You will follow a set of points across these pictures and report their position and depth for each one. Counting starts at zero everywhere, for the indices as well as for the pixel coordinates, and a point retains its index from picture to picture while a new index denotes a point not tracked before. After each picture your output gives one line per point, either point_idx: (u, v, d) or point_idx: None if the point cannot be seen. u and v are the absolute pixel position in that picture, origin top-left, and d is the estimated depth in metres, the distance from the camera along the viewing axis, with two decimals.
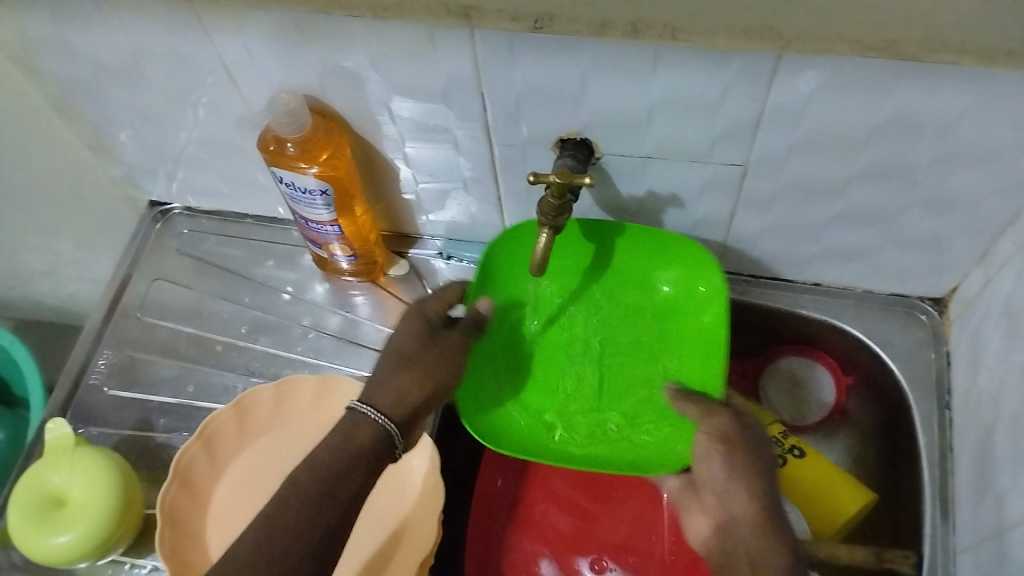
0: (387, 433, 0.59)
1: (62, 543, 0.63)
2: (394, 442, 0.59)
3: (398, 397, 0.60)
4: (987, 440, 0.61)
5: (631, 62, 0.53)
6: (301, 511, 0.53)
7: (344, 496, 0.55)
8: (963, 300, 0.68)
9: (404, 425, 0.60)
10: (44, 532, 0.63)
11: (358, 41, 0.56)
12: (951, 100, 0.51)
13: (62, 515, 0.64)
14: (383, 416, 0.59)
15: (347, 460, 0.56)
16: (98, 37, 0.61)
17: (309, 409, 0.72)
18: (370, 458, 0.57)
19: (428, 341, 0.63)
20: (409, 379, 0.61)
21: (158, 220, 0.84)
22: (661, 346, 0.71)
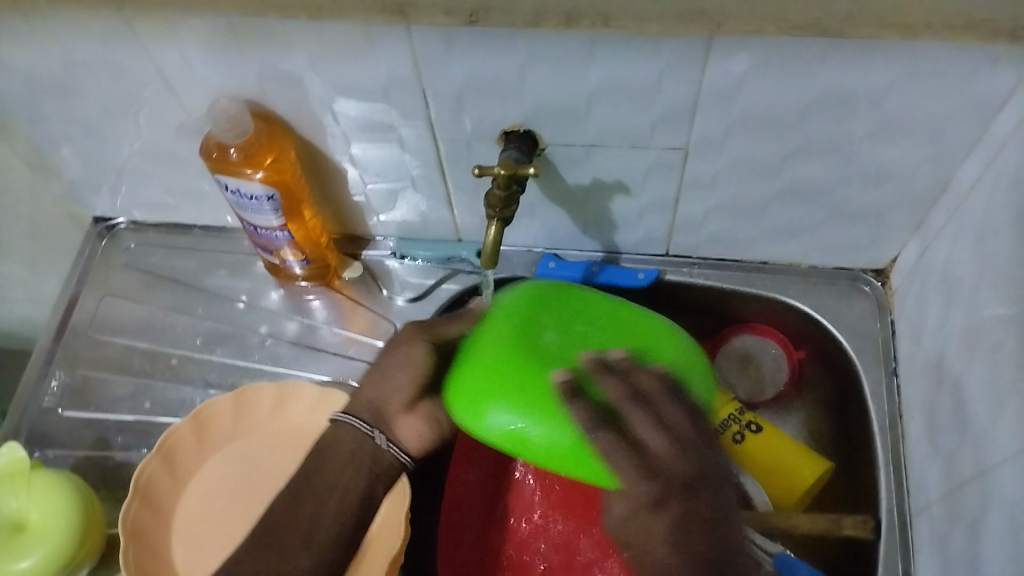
0: (354, 430, 0.59)
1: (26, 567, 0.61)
2: (369, 435, 0.59)
3: (359, 395, 0.61)
4: (933, 401, 0.63)
5: (567, 50, 0.53)
6: (282, 517, 0.57)
7: (326, 490, 0.58)
8: (904, 269, 0.70)
9: (369, 416, 0.60)
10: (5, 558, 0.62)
11: (296, 43, 0.56)
12: (877, 74, 0.53)
13: (24, 540, 0.63)
14: (341, 415, 0.60)
15: (314, 467, 0.59)
16: (31, 53, 0.60)
17: (268, 416, 0.71)
18: (343, 460, 0.59)
19: (390, 344, 0.64)
20: (369, 378, 0.62)
21: (104, 236, 0.82)
22: (513, 374, 0.55)
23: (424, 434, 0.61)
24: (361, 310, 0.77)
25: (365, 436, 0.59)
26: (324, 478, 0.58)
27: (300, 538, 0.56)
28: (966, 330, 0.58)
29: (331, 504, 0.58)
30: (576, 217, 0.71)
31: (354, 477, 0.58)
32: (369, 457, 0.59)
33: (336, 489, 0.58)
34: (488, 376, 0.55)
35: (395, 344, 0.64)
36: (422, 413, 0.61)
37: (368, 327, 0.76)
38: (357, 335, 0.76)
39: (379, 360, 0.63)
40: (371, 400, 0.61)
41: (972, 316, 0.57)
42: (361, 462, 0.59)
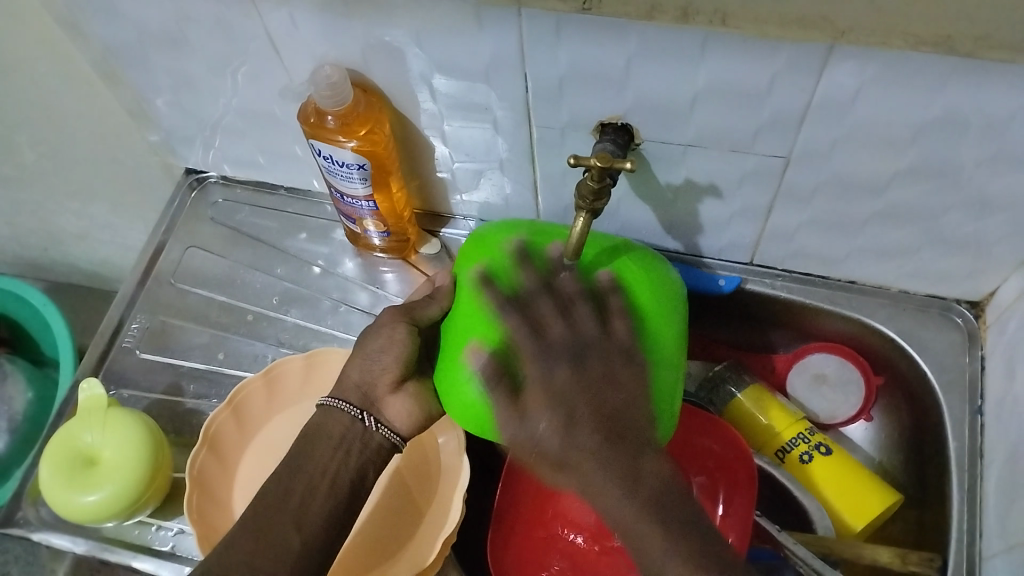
0: (344, 413, 0.61)
1: (118, 488, 0.64)
2: (358, 418, 0.61)
3: (342, 379, 0.62)
4: (1019, 446, 0.60)
5: (679, 46, 0.52)
6: (273, 497, 0.58)
7: (318, 473, 0.59)
8: (1001, 305, 0.67)
9: (358, 400, 0.61)
10: (93, 489, 0.64)
11: (404, 16, 0.55)
12: (1005, 100, 0.50)
13: (106, 469, 0.65)
14: (331, 400, 0.61)
15: (303, 447, 0.60)
16: (146, 3, 0.62)
17: (312, 380, 0.72)
18: (334, 443, 0.60)
19: (372, 326, 0.63)
20: (353, 363, 0.62)
21: (194, 189, 0.84)
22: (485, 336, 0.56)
23: (412, 411, 0.61)
24: None
25: (353, 419, 0.61)
26: (313, 462, 0.60)
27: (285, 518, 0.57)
28: None
29: (322, 488, 0.59)
30: (662, 216, 0.70)
31: (345, 460, 0.60)
32: (362, 440, 0.61)
33: (324, 473, 0.59)
34: (459, 347, 0.57)
35: (377, 326, 0.62)
36: (413, 392, 0.61)
37: None
38: None
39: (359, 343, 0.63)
40: (358, 382, 0.61)
41: None
42: (352, 446, 0.61)
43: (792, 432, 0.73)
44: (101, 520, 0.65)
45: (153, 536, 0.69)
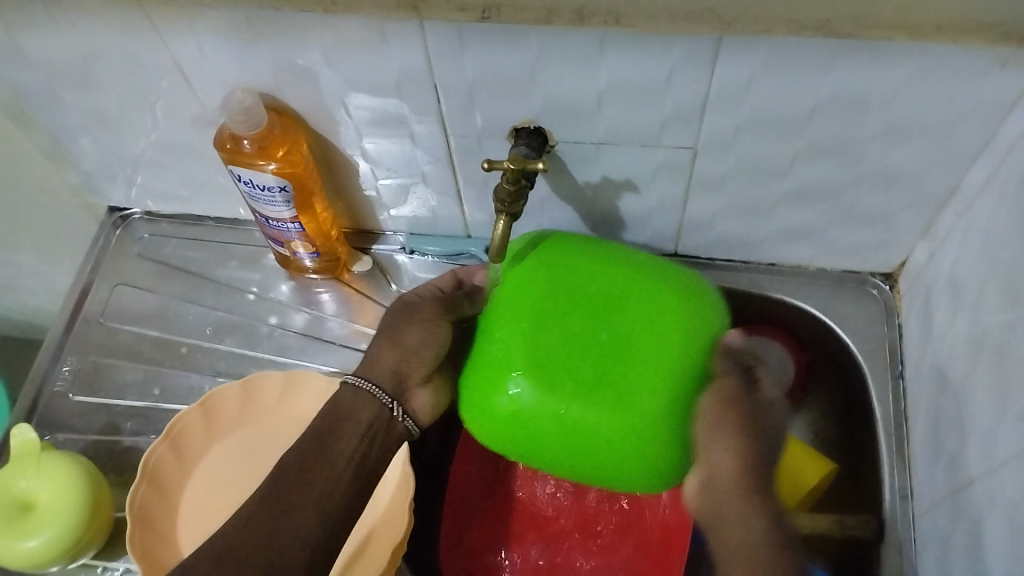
0: (370, 396, 0.60)
1: (69, 487, 0.65)
2: (386, 406, 0.60)
3: (376, 365, 0.61)
4: (938, 405, 0.63)
5: (578, 48, 0.54)
6: (294, 475, 0.58)
7: (340, 457, 0.59)
8: (910, 274, 0.70)
9: (388, 386, 0.60)
10: (54, 502, 0.64)
11: (312, 37, 0.56)
12: (886, 76, 0.53)
13: (48, 488, 0.64)
14: (361, 381, 0.60)
15: (330, 426, 0.59)
16: (51, 43, 0.61)
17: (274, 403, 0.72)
18: (356, 420, 0.60)
19: (400, 309, 0.63)
20: (386, 347, 0.61)
21: (118, 226, 0.84)
22: (511, 352, 0.56)
23: (433, 403, 0.63)
24: (369, 304, 0.78)
25: (384, 407, 0.60)
26: (339, 445, 0.59)
27: (303, 499, 0.57)
28: (971, 334, 0.58)
29: (342, 472, 0.59)
30: (584, 215, 0.72)
31: (364, 441, 0.60)
32: (383, 426, 0.60)
33: (347, 457, 0.59)
34: (497, 359, 0.56)
35: (410, 311, 0.63)
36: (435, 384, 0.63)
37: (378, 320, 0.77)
38: (366, 329, 0.77)
39: (383, 327, 0.62)
40: (395, 369, 0.61)
41: (978, 321, 0.57)
42: (378, 433, 0.60)
43: None
44: (81, 522, 0.64)
45: None
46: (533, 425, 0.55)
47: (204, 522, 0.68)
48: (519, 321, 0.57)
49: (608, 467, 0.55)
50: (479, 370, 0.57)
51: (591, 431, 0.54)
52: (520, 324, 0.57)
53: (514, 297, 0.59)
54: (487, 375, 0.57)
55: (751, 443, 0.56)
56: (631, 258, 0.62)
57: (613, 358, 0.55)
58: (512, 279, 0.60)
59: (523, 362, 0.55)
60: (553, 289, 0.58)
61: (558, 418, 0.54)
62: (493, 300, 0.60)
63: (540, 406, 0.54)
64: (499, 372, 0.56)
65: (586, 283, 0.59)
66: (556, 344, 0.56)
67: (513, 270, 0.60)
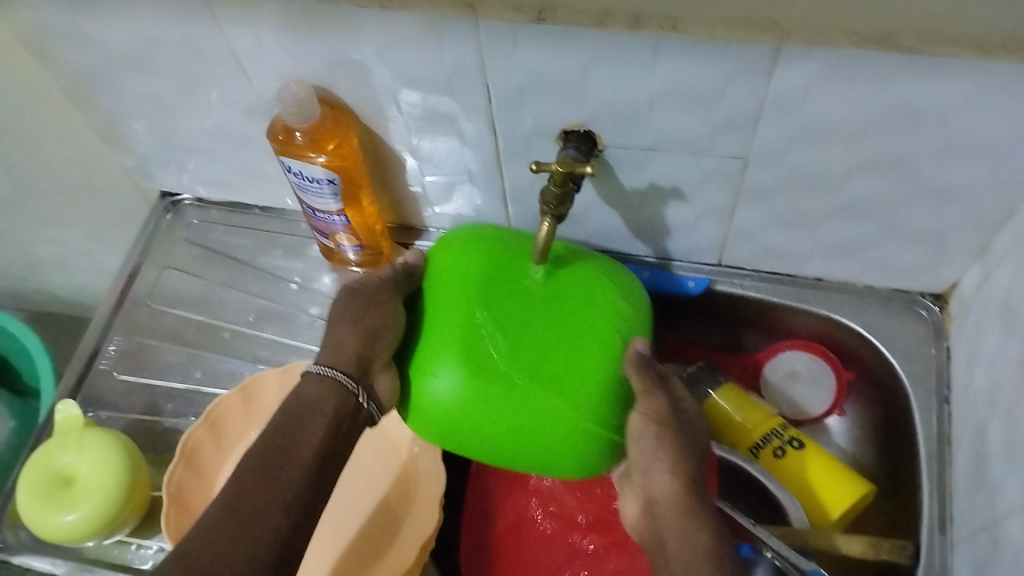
0: (336, 386, 0.56)
1: (105, 456, 0.66)
2: (353, 394, 0.56)
3: (342, 347, 0.57)
4: (984, 431, 0.61)
5: (633, 52, 0.53)
6: (256, 470, 0.52)
7: (307, 450, 0.54)
8: (962, 296, 0.69)
9: (353, 372, 0.56)
10: (95, 470, 0.66)
11: (366, 31, 0.57)
12: (948, 92, 0.52)
13: (88, 457, 0.66)
14: (324, 367, 0.57)
15: (293, 421, 0.55)
16: (114, 28, 0.63)
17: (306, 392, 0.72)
18: (322, 412, 0.55)
19: (353, 297, 0.60)
20: (347, 330, 0.57)
21: (169, 211, 0.85)
22: (457, 334, 0.55)
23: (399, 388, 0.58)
24: None
25: (349, 393, 0.56)
26: (301, 440, 0.54)
27: (269, 494, 0.51)
28: (1023, 360, 0.56)
29: (307, 466, 0.54)
30: (629, 221, 0.71)
31: (328, 434, 0.55)
32: (348, 417, 0.56)
33: (313, 450, 0.54)
34: (443, 339, 0.56)
35: (363, 297, 0.59)
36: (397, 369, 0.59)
37: None
38: None
39: (335, 316, 0.59)
40: (360, 352, 0.56)
41: None
42: (345, 422, 0.56)
43: (766, 428, 0.74)
44: (120, 488, 0.66)
45: (133, 555, 0.69)
46: (469, 411, 0.54)
47: None
48: (468, 301, 0.56)
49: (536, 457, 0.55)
50: (423, 350, 0.57)
51: (526, 419, 0.54)
52: (468, 306, 0.56)
53: (465, 277, 0.58)
54: (432, 355, 0.56)
55: (684, 454, 0.55)
56: (570, 258, 0.61)
57: (559, 348, 0.55)
58: (466, 259, 0.59)
59: (466, 345, 0.55)
60: (509, 274, 0.58)
61: (497, 404, 0.54)
62: (441, 278, 0.59)
63: (479, 390, 0.54)
64: (442, 353, 0.55)
65: (538, 273, 0.59)
66: (502, 330, 0.55)
67: (468, 250, 0.60)
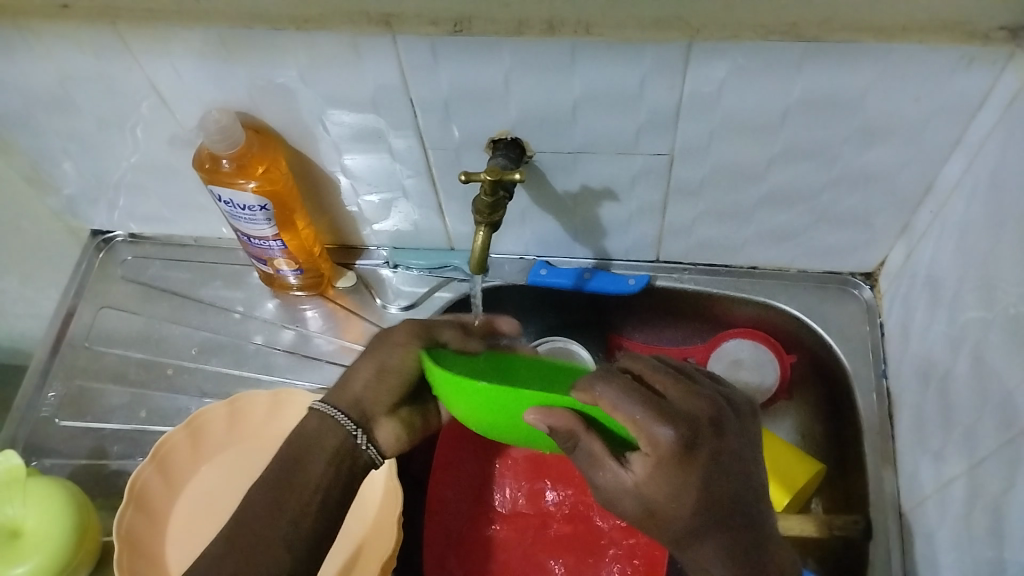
0: (337, 424, 0.57)
1: (45, 493, 0.65)
2: (351, 434, 0.57)
3: (345, 387, 0.58)
4: (921, 402, 0.63)
5: (551, 59, 0.54)
6: (261, 512, 0.53)
7: (308, 487, 0.54)
8: (890, 272, 0.71)
9: (354, 415, 0.57)
10: (39, 509, 0.64)
11: (287, 55, 0.57)
12: (855, 77, 0.54)
13: (29, 499, 0.64)
14: (331, 408, 0.57)
15: (295, 460, 0.55)
16: (28, 69, 0.62)
17: (262, 424, 0.72)
18: (323, 449, 0.56)
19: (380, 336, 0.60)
20: (362, 366, 0.58)
21: (102, 249, 0.84)
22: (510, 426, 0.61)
23: (398, 437, 0.60)
24: (356, 319, 0.78)
25: (347, 434, 0.57)
26: (304, 477, 0.55)
27: (271, 537, 0.52)
28: (951, 329, 0.58)
29: (309, 504, 0.54)
30: (565, 224, 0.72)
31: (332, 471, 0.56)
32: (349, 456, 0.57)
33: (314, 489, 0.54)
34: None
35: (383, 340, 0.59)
36: (404, 416, 0.60)
37: (365, 336, 0.77)
38: (353, 344, 0.77)
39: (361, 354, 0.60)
40: (361, 397, 0.58)
41: (957, 315, 0.57)
42: (344, 464, 0.57)
43: None
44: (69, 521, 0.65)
45: None
46: None
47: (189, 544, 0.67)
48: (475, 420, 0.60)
49: None
50: None
51: None
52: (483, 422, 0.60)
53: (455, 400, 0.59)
54: None
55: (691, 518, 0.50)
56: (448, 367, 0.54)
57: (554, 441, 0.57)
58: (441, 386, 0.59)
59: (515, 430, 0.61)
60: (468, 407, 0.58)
61: None
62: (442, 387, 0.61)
63: None
64: None
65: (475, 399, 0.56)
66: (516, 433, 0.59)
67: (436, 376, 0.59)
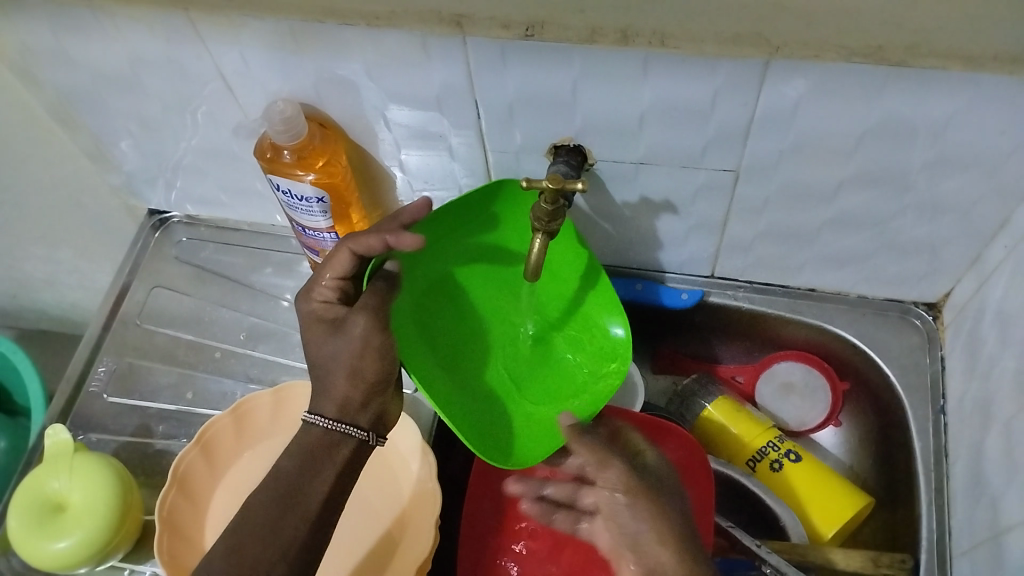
0: (348, 435, 0.58)
1: (94, 467, 0.66)
2: (364, 439, 0.59)
3: (342, 398, 0.58)
4: (981, 443, 0.61)
5: (622, 68, 0.53)
6: (264, 521, 0.54)
7: (312, 497, 0.56)
8: (956, 305, 0.68)
9: (367, 422, 0.60)
10: (88, 483, 0.65)
11: (354, 50, 0.56)
12: (940, 104, 0.51)
13: (78, 473, 0.66)
14: (334, 422, 0.58)
15: (305, 467, 0.56)
16: (99, 49, 0.62)
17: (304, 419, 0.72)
18: (334, 459, 0.57)
19: (330, 330, 0.59)
20: (344, 380, 0.58)
21: (157, 229, 0.85)
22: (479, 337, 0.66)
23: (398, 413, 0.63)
24: None
25: (360, 441, 0.59)
26: (313, 487, 0.56)
27: (269, 548, 0.53)
28: (1019, 372, 0.56)
29: (312, 513, 0.56)
30: (621, 235, 0.71)
31: (339, 479, 0.57)
32: (357, 460, 0.59)
33: (320, 498, 0.56)
34: (475, 326, 0.66)
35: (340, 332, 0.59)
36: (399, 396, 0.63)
37: None
38: None
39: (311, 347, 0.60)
40: (365, 403, 0.59)
41: None
42: (352, 468, 0.58)
43: (763, 441, 0.74)
44: (117, 493, 0.66)
45: None
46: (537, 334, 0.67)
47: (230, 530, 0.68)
48: (444, 352, 0.64)
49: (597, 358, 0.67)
50: (481, 310, 0.66)
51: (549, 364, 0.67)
52: (452, 349, 0.64)
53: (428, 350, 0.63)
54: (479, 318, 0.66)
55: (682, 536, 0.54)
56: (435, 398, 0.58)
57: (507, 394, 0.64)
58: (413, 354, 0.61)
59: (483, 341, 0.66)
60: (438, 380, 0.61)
61: (536, 348, 0.67)
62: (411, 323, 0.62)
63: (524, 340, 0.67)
64: (487, 324, 0.66)
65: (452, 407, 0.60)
66: (478, 362, 0.65)
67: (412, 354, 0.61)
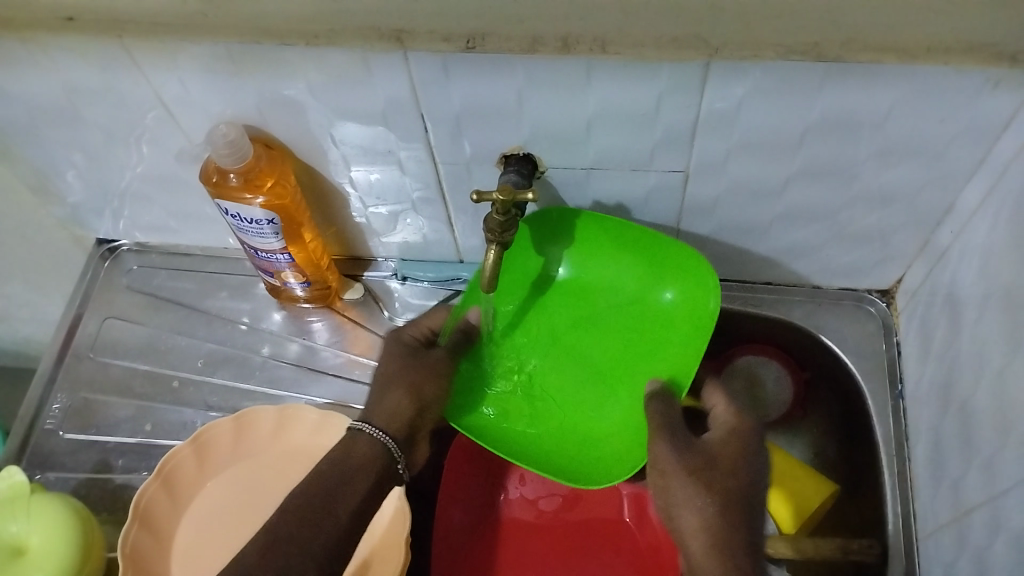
0: (384, 445, 0.61)
1: (50, 502, 0.65)
2: (394, 456, 0.61)
3: (390, 412, 0.62)
4: (939, 427, 0.62)
5: (566, 76, 0.53)
6: (301, 522, 0.55)
7: (346, 506, 0.57)
8: (908, 290, 0.69)
9: (401, 439, 0.62)
10: (48, 516, 0.64)
11: (297, 70, 0.56)
12: (879, 97, 0.52)
13: (35, 510, 0.64)
14: (380, 432, 0.61)
15: (341, 473, 0.58)
16: (33, 81, 0.61)
17: (268, 443, 0.71)
18: (369, 471, 0.59)
19: (410, 357, 0.65)
20: (399, 395, 0.63)
21: (107, 258, 0.83)
22: (559, 359, 0.71)
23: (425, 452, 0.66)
24: (363, 333, 0.77)
25: (393, 456, 0.61)
26: (350, 492, 0.58)
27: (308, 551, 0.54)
28: (971, 354, 0.57)
29: (346, 516, 0.57)
30: None
31: (372, 489, 0.59)
32: (388, 472, 0.61)
33: (354, 504, 0.58)
34: (546, 350, 0.72)
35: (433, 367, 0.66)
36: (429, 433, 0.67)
37: (371, 349, 0.76)
38: (360, 358, 0.76)
39: (385, 365, 0.65)
40: (409, 420, 0.63)
41: (978, 339, 0.56)
42: (382, 478, 0.60)
43: None
44: (81, 523, 0.65)
45: None
46: (593, 325, 0.71)
47: (203, 560, 0.66)
48: (533, 397, 0.71)
49: (657, 319, 0.68)
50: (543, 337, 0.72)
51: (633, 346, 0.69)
52: (545, 387, 0.71)
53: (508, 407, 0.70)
54: (548, 339, 0.72)
55: (730, 508, 0.56)
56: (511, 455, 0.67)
57: (606, 403, 0.69)
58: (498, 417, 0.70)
59: (559, 358, 0.71)
60: (522, 434, 0.69)
61: (612, 339, 0.70)
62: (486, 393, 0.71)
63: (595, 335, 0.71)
64: (557, 343, 0.72)
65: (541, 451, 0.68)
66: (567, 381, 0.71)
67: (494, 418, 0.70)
